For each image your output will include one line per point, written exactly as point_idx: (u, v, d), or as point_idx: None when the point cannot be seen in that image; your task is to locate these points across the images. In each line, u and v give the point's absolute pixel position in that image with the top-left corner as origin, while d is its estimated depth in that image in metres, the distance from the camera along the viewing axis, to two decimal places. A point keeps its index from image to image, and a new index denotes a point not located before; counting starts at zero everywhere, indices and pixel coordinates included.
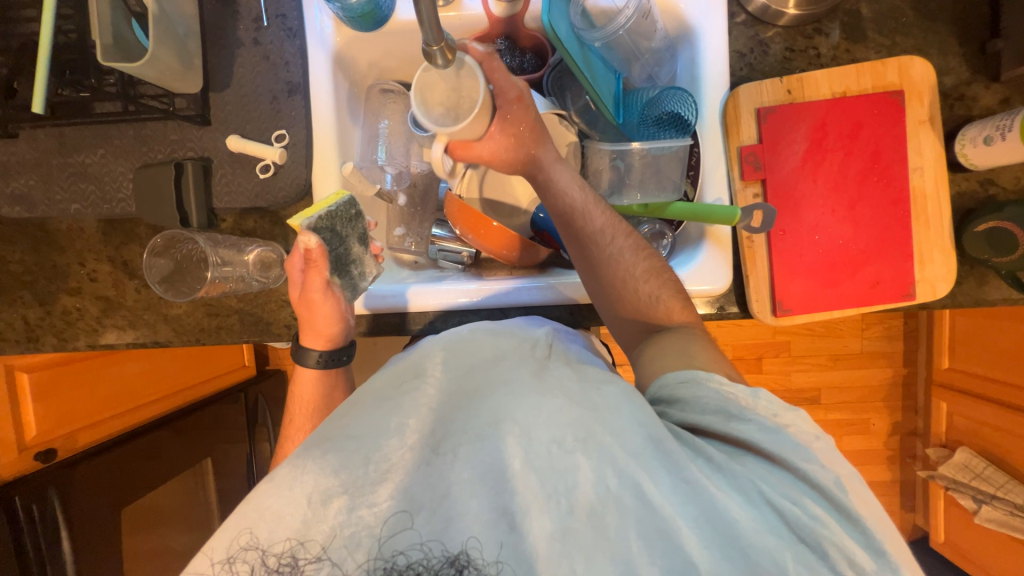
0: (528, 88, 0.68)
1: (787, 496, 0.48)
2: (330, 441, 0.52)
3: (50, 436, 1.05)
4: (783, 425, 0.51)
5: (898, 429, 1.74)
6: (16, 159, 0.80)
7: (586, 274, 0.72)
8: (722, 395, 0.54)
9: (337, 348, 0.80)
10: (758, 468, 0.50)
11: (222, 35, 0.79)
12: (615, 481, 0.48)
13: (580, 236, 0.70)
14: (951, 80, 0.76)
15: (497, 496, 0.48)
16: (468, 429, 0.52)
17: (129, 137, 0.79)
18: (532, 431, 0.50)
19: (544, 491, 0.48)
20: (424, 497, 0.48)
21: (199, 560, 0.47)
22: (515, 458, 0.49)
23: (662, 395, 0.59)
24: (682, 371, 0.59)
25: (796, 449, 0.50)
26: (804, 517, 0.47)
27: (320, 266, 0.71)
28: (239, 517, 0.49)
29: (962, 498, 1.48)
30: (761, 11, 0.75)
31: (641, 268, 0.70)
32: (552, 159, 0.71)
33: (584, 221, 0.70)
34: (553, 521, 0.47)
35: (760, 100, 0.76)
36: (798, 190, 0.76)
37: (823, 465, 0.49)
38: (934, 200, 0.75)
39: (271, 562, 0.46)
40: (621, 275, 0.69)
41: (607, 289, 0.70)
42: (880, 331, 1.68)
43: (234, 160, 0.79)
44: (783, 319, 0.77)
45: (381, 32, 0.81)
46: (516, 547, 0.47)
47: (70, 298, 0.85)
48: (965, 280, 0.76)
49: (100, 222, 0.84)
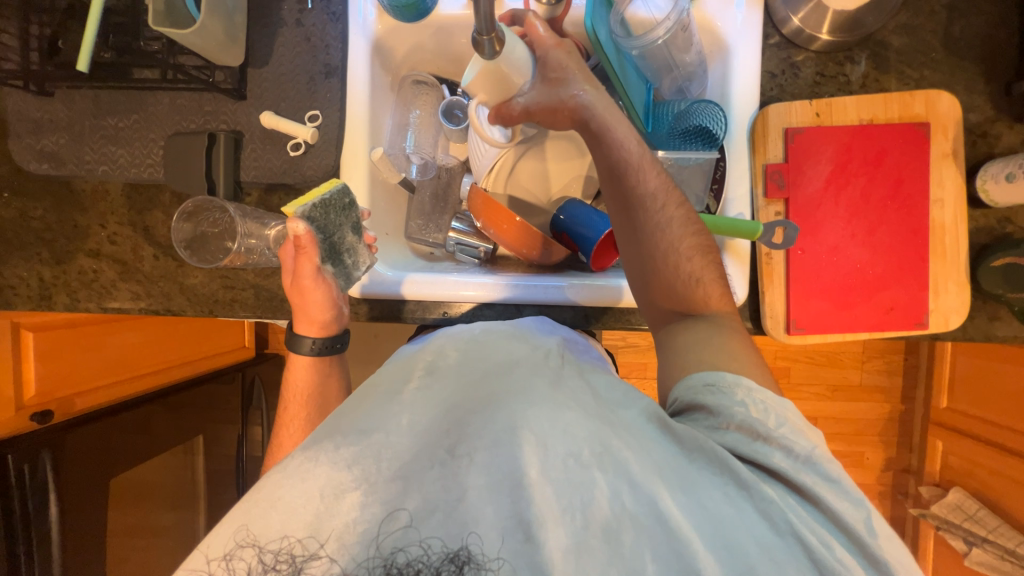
0: (580, 98, 0.71)
1: (812, 533, 0.49)
2: (343, 436, 0.53)
3: (47, 398, 1.04)
4: (810, 453, 0.53)
5: (892, 465, 1.74)
6: (49, 117, 0.81)
7: (627, 239, 0.71)
8: (749, 409, 0.56)
9: (333, 335, 0.82)
10: (783, 498, 0.51)
11: (265, 13, 0.80)
12: (631, 499, 0.49)
13: (630, 196, 0.69)
14: (975, 117, 0.77)
15: (514, 504, 0.49)
16: (483, 435, 0.53)
17: (164, 105, 0.80)
18: (548, 441, 0.52)
19: (560, 504, 0.49)
20: (438, 498, 0.49)
21: (196, 555, 0.48)
22: (533, 466, 0.50)
23: (685, 400, 0.60)
24: (710, 375, 0.60)
25: (819, 480, 0.52)
26: (829, 556, 0.48)
27: (310, 252, 0.72)
28: (245, 510, 0.49)
29: (952, 539, 1.47)
30: (796, 34, 0.77)
31: (686, 244, 0.69)
32: (609, 110, 0.71)
33: (637, 179, 0.69)
34: (568, 536, 0.48)
35: (789, 120, 0.77)
36: (820, 210, 0.77)
37: (846, 504, 0.51)
38: (952, 232, 0.75)
39: (269, 559, 0.47)
40: (664, 249, 0.68)
41: (642, 262, 0.70)
42: (880, 365, 1.68)
43: (265, 136, 0.80)
44: (796, 338, 0.77)
45: (422, 24, 0.83)
46: (528, 556, 0.47)
47: (88, 259, 0.85)
48: (978, 314, 0.77)
49: (125, 185, 0.84)
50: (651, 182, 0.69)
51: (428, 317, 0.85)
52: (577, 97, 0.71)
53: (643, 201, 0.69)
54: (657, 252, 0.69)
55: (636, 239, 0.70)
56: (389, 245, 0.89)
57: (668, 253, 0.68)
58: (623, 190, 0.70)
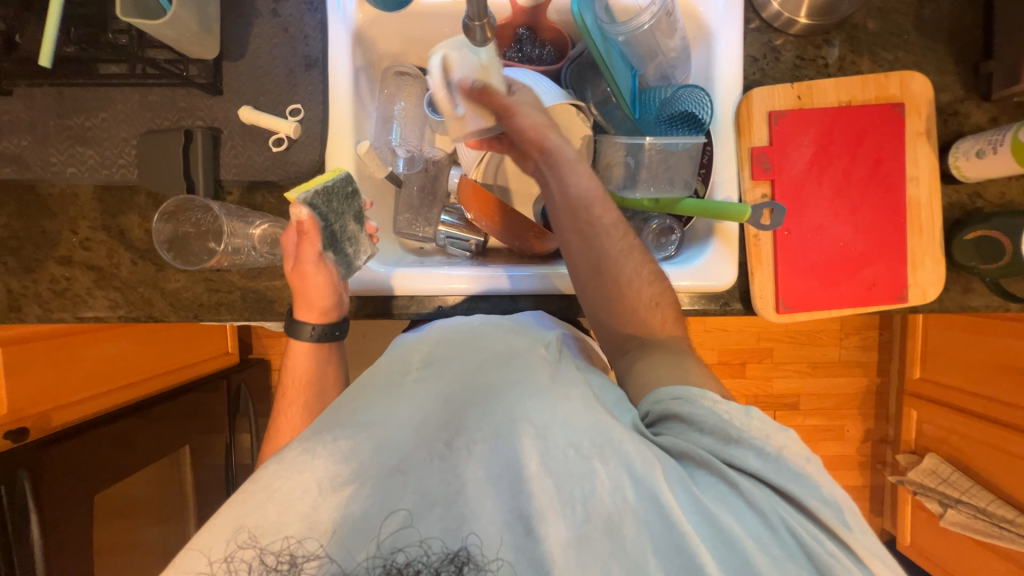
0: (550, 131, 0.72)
1: (802, 527, 0.52)
2: (346, 428, 0.55)
3: (22, 415, 0.99)
4: (780, 452, 0.55)
5: (870, 436, 1.81)
6: (8, 118, 0.76)
7: (588, 274, 0.73)
8: (719, 413, 0.58)
9: (332, 322, 0.78)
10: (768, 496, 0.53)
11: (239, 3, 0.77)
12: (633, 493, 0.51)
13: (587, 228, 0.72)
14: (945, 97, 0.80)
15: (513, 498, 0.51)
16: (484, 427, 0.55)
17: (135, 102, 0.77)
18: (547, 432, 0.54)
19: (560, 496, 0.51)
20: (436, 492, 0.51)
21: (197, 559, 0.47)
22: (532, 459, 0.52)
23: (654, 413, 0.62)
24: (675, 388, 0.61)
25: (796, 481, 0.53)
26: (820, 549, 0.50)
27: (313, 237, 0.69)
28: (241, 511, 0.49)
29: (928, 502, 1.54)
30: (775, 18, 0.78)
31: (646, 271, 0.72)
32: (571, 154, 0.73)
33: (595, 213, 0.72)
34: (568, 528, 0.50)
35: (772, 103, 0.78)
36: (804, 190, 0.79)
37: (825, 499, 0.53)
38: (927, 209, 0.79)
39: (270, 560, 0.47)
40: (627, 277, 0.71)
41: (607, 292, 0.72)
42: (858, 341, 1.75)
43: (245, 131, 0.77)
44: (784, 316, 0.80)
45: (404, 13, 0.81)
46: (530, 550, 0.49)
47: (59, 267, 0.81)
48: (953, 286, 0.81)
49: (97, 188, 0.80)
50: (609, 215, 0.72)
51: (423, 311, 0.83)
52: (545, 142, 0.72)
53: (605, 232, 0.71)
54: (616, 283, 0.72)
55: (598, 271, 0.72)
56: (379, 244, 0.88)
57: (633, 281, 0.71)
58: (580, 219, 0.72)
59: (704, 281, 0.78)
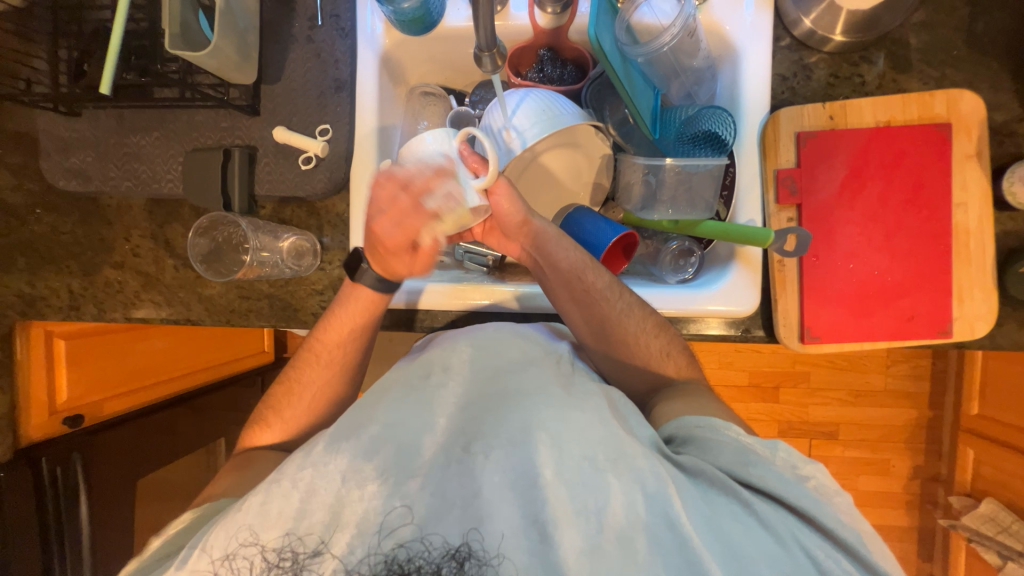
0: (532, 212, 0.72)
1: (819, 549, 0.52)
2: (369, 424, 0.58)
3: (79, 402, 1.05)
4: (799, 478, 0.56)
5: (920, 473, 1.67)
6: (77, 137, 0.85)
7: (595, 339, 0.75)
8: (739, 436, 0.60)
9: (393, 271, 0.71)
10: (786, 518, 0.53)
11: (277, 31, 0.83)
12: (645, 508, 0.52)
13: (583, 297, 0.73)
14: (1001, 116, 0.74)
15: (528, 503, 0.53)
16: (501, 434, 0.57)
17: (183, 122, 0.83)
18: (562, 443, 0.55)
19: (575, 506, 0.52)
20: (454, 495, 0.53)
21: (202, 556, 0.53)
22: (547, 467, 0.54)
23: (677, 434, 0.63)
24: (699, 417, 0.64)
25: (816, 505, 0.54)
26: (838, 569, 0.51)
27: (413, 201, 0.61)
28: (241, 513, 0.53)
29: (985, 552, 1.39)
30: (808, 36, 0.75)
31: (648, 325, 0.74)
32: (555, 234, 0.74)
33: (585, 283, 0.73)
34: (583, 536, 0.51)
35: (801, 123, 0.75)
36: (833, 215, 0.75)
37: (844, 523, 0.54)
38: (977, 237, 0.72)
39: (270, 557, 0.51)
40: (631, 334, 0.74)
41: (616, 351, 0.75)
42: (906, 370, 1.62)
43: (278, 150, 0.82)
44: (810, 347, 0.76)
45: (429, 36, 0.83)
46: (544, 555, 0.51)
47: (113, 271, 0.89)
48: (1005, 322, 0.74)
49: (148, 201, 0.88)
50: (600, 280, 0.73)
51: (437, 324, 0.84)
52: (532, 225, 0.73)
53: (600, 298, 0.73)
54: (622, 339, 0.74)
55: (603, 334, 0.75)
56: None
57: (637, 337, 0.73)
58: (576, 289, 0.73)
59: (721, 309, 0.74)
